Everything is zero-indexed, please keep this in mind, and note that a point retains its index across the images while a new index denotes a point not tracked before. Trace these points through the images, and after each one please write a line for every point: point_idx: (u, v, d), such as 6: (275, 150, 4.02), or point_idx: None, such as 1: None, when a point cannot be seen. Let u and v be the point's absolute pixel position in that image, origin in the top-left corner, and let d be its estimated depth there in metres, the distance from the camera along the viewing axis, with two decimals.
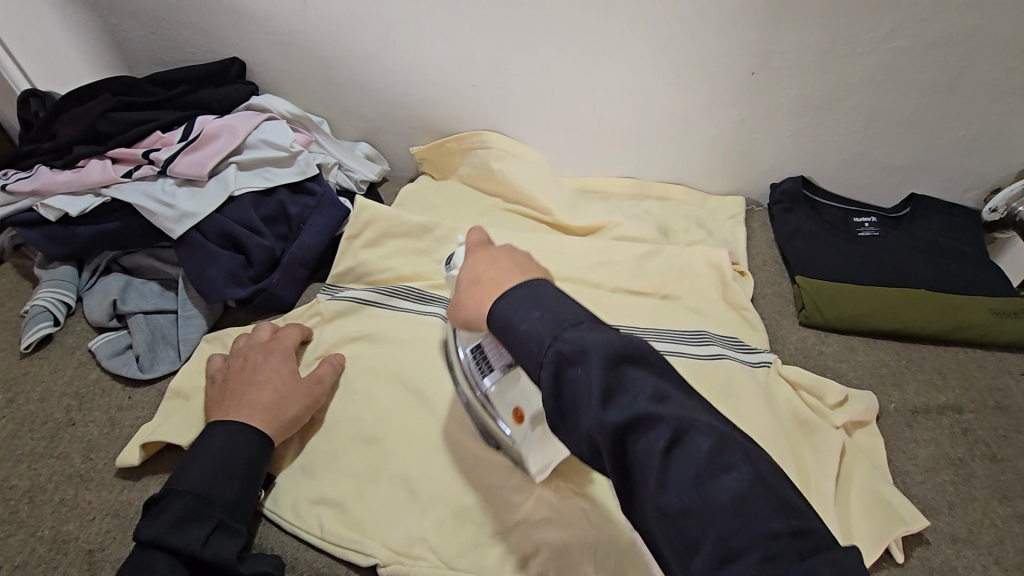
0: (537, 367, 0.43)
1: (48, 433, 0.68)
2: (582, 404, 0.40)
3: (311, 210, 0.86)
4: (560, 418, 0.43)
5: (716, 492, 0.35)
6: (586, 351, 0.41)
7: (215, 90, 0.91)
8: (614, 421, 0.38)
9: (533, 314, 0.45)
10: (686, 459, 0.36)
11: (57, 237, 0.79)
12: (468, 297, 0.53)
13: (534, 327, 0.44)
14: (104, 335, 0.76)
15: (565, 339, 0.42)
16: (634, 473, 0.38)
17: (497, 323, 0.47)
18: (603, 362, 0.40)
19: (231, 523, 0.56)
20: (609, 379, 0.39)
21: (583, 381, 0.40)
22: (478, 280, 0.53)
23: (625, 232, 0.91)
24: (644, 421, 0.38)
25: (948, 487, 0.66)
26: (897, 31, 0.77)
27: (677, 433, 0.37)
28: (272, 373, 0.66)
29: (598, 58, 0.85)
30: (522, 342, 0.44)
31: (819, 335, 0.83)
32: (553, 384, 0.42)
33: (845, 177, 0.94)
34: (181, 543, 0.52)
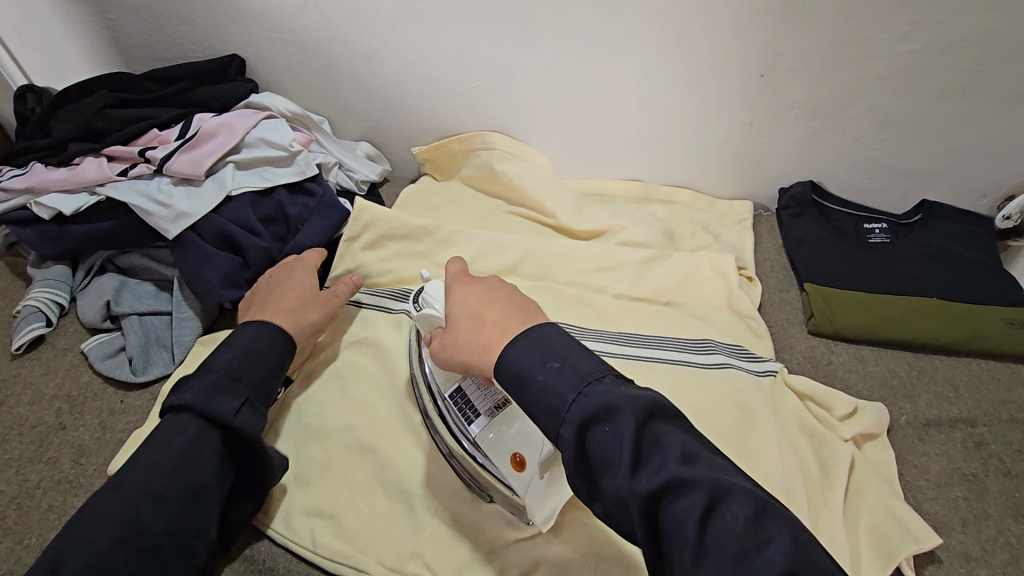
0: (559, 425, 0.42)
1: (37, 437, 0.67)
2: (609, 467, 0.40)
3: (310, 211, 0.84)
4: (585, 484, 0.42)
5: (760, 566, 0.34)
6: (615, 410, 0.41)
7: (214, 87, 0.89)
8: (647, 490, 0.38)
9: (548, 364, 0.44)
10: (723, 528, 0.36)
11: (51, 236, 0.77)
12: (468, 336, 0.51)
13: (554, 380, 0.44)
14: (97, 337, 0.75)
15: (588, 396, 0.42)
16: (668, 542, 0.37)
17: (508, 371, 0.46)
18: (633, 421, 0.40)
19: (257, 403, 0.57)
20: (639, 441, 0.40)
21: (611, 444, 0.40)
22: (479, 319, 0.51)
23: (629, 237, 0.89)
24: (677, 487, 0.38)
25: (961, 504, 0.64)
26: (911, 33, 0.75)
27: (713, 499, 0.37)
28: (289, 285, 0.71)
29: (603, 59, 0.83)
30: (539, 396, 0.44)
31: (828, 344, 0.81)
32: (577, 444, 0.42)
33: (855, 183, 0.92)
34: (213, 411, 0.53)
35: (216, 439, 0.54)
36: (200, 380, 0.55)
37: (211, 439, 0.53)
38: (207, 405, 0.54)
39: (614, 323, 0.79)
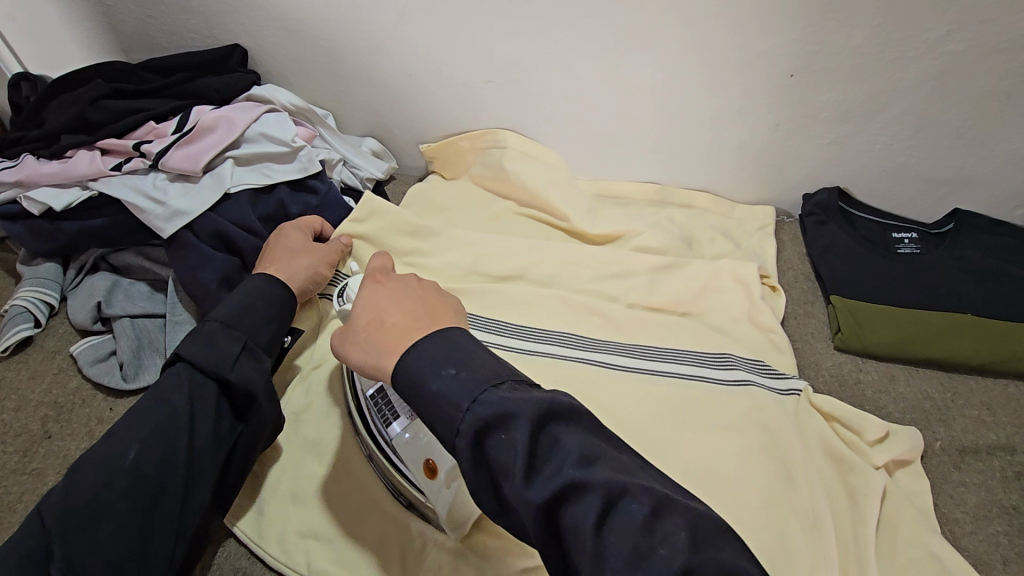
0: (453, 436, 0.40)
1: (22, 447, 0.63)
2: (507, 476, 0.39)
3: (313, 210, 0.81)
4: (493, 497, 0.40)
5: (656, 565, 0.35)
6: (510, 417, 0.39)
7: (213, 78, 0.85)
8: (545, 499, 0.37)
9: (443, 374, 0.42)
10: (621, 527, 0.36)
11: (40, 232, 0.74)
12: (366, 340, 0.49)
13: (449, 390, 0.41)
14: (87, 339, 0.71)
15: (483, 404, 0.40)
16: (570, 548, 0.37)
17: (407, 382, 0.43)
18: (529, 428, 0.38)
19: (257, 353, 0.58)
20: (535, 449, 0.38)
21: (507, 453, 0.38)
22: (380, 322, 0.49)
23: (647, 242, 0.85)
24: (571, 490, 0.37)
25: (1001, 540, 0.61)
26: (955, 33, 0.70)
27: (609, 500, 0.37)
28: (285, 239, 0.72)
29: (624, 57, 0.79)
30: (435, 405, 0.41)
31: (856, 361, 0.77)
32: (474, 455, 0.39)
33: (885, 190, 0.87)
34: (205, 359, 0.54)
35: (216, 390, 0.54)
36: (199, 333, 0.56)
37: (210, 389, 0.54)
38: (204, 358, 0.54)
39: (627, 333, 0.74)
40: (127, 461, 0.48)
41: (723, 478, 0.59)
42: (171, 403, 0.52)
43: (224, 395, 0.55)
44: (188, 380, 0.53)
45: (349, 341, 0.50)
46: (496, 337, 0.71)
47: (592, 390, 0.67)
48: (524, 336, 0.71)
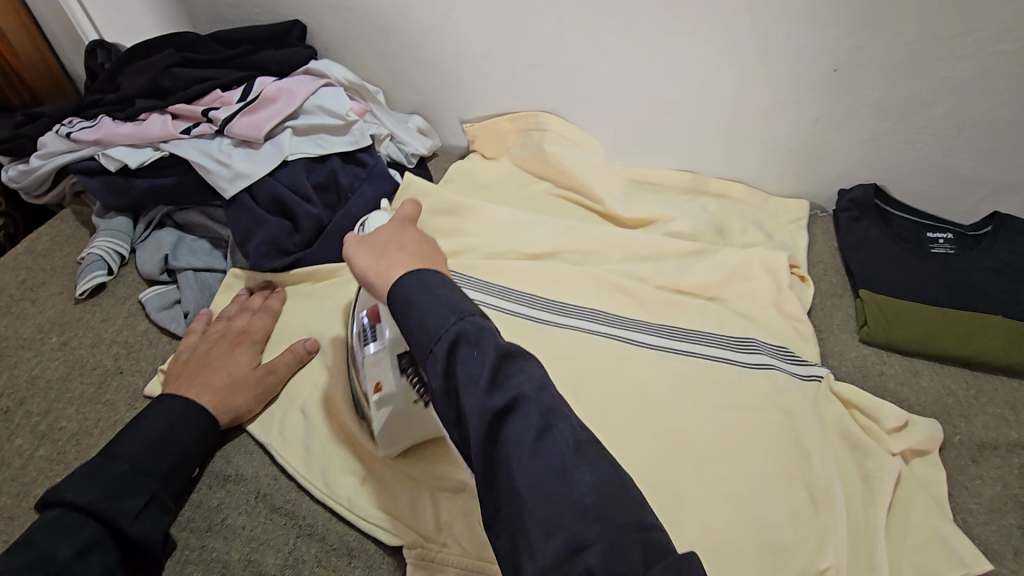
0: (433, 341, 0.43)
1: (96, 378, 0.70)
2: (466, 387, 0.42)
3: (361, 181, 0.85)
4: (446, 407, 0.43)
5: (577, 483, 0.39)
6: (486, 339, 0.43)
7: (274, 52, 0.90)
8: (495, 407, 0.41)
9: (433, 295, 0.45)
10: (552, 448, 0.40)
11: (116, 187, 0.81)
12: (377, 253, 0.51)
13: (436, 307, 0.45)
14: (155, 288, 0.77)
15: (469, 321, 0.44)
16: (501, 461, 0.40)
17: (400, 296, 0.46)
18: (497, 349, 0.43)
19: (164, 498, 0.55)
20: (498, 369, 0.42)
21: (472, 366, 0.42)
22: (396, 245, 0.51)
23: (678, 228, 0.87)
24: (520, 407, 0.41)
25: (1013, 532, 0.62)
26: (1006, 33, 0.70)
27: (547, 423, 0.41)
28: (228, 360, 0.66)
29: (670, 48, 0.81)
30: (422, 316, 0.45)
31: (879, 355, 0.78)
32: (445, 362, 0.43)
33: (923, 190, 0.87)
34: (100, 504, 0.50)
35: (111, 544, 0.50)
36: (100, 468, 0.53)
37: (106, 543, 0.50)
38: (107, 504, 0.50)
39: (655, 313, 0.76)
40: None
41: (746, 453, 0.62)
42: (57, 557, 0.46)
43: (118, 543, 0.51)
44: (79, 528, 0.48)
45: (358, 243, 0.52)
46: (529, 310, 0.74)
47: (620, 362, 0.69)
48: (556, 310, 0.74)
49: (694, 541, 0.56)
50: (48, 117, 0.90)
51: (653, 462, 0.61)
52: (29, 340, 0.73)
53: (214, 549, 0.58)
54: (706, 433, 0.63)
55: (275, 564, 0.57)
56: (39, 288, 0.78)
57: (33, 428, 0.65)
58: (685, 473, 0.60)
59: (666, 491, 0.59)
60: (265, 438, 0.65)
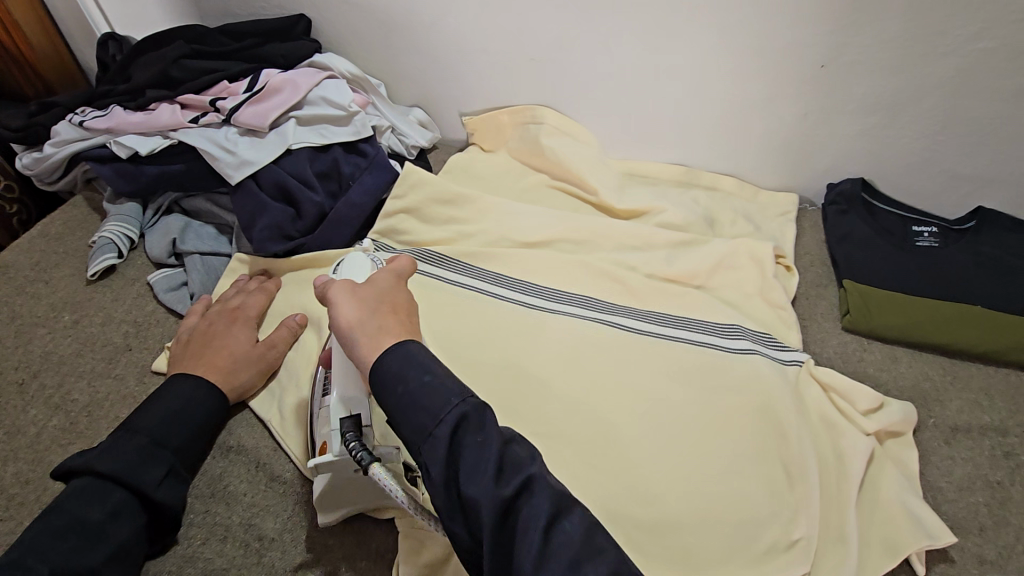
0: (435, 424, 0.45)
1: (107, 355, 0.73)
2: (472, 478, 0.44)
3: (362, 170, 0.87)
4: (446, 497, 0.44)
5: (589, 571, 0.42)
6: (489, 428, 0.46)
7: (280, 45, 0.93)
8: (507, 495, 0.43)
9: (423, 376, 0.47)
10: (560, 538, 0.43)
11: (126, 174, 0.84)
12: (371, 310, 0.52)
13: (430, 390, 0.47)
14: (162, 270, 0.81)
15: (471, 404, 0.47)
16: (511, 554, 0.42)
17: (387, 372, 0.48)
18: (501, 435, 0.46)
19: (181, 470, 0.58)
20: (503, 459, 0.45)
21: (478, 455, 0.45)
22: (391, 307, 0.53)
23: (669, 220, 0.90)
24: (528, 491, 0.44)
25: (981, 510, 0.64)
26: (986, 31, 0.73)
27: (555, 513, 0.44)
28: (229, 338, 0.69)
29: (660, 43, 0.84)
30: (421, 398, 0.46)
31: (861, 342, 0.81)
32: (449, 452, 0.45)
33: (908, 184, 0.90)
34: (123, 474, 0.53)
35: (138, 509, 0.54)
36: (119, 443, 0.56)
37: (132, 508, 0.53)
38: (129, 473, 0.54)
39: (643, 300, 0.79)
40: None
41: (725, 431, 0.64)
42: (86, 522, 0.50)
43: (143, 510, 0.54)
44: (107, 497, 0.52)
45: (352, 296, 0.53)
46: (521, 296, 0.77)
47: (608, 344, 0.72)
48: (547, 296, 0.77)
49: (669, 511, 0.59)
50: (62, 107, 0.93)
51: (635, 439, 0.64)
52: (43, 318, 0.76)
53: (217, 514, 0.61)
54: (687, 412, 0.66)
55: (274, 529, 0.61)
56: (52, 270, 0.81)
57: (47, 400, 0.68)
58: (665, 447, 0.63)
59: (647, 465, 0.62)
60: (266, 413, 0.68)
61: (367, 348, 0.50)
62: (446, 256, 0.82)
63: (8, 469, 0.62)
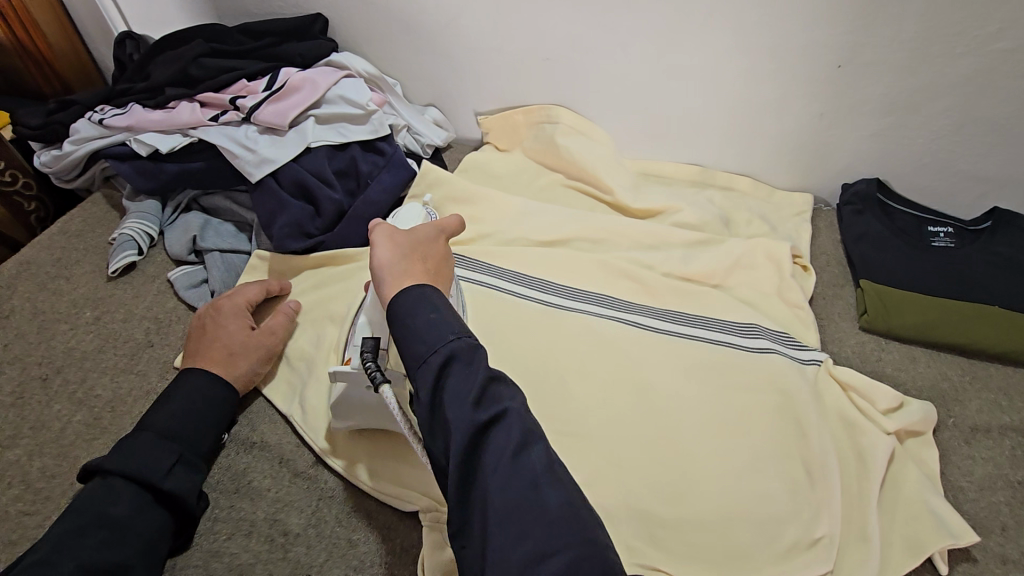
0: (430, 352, 0.47)
1: (129, 351, 0.73)
2: (453, 402, 0.45)
3: (380, 169, 0.88)
4: (428, 420, 0.46)
5: (547, 497, 0.43)
6: (478, 361, 0.47)
7: (297, 44, 0.93)
8: (481, 420, 0.44)
9: (429, 313, 0.50)
10: (527, 470, 0.43)
11: (147, 172, 0.85)
12: (402, 253, 0.55)
13: (432, 323, 0.49)
14: (182, 267, 0.81)
15: (463, 339, 0.48)
16: (476, 472, 0.44)
17: (401, 309, 0.50)
18: (489, 371, 0.47)
19: (193, 459, 0.59)
20: (485, 389, 0.46)
21: (463, 382, 0.46)
22: (422, 254, 0.56)
23: (684, 219, 0.90)
24: (503, 422, 0.45)
25: (1002, 509, 0.64)
26: (1003, 31, 0.73)
27: (525, 442, 0.45)
28: (220, 330, 0.67)
29: (677, 43, 0.84)
30: (423, 331, 0.49)
31: (878, 342, 0.81)
32: (436, 375, 0.47)
33: (925, 184, 0.90)
34: (139, 469, 0.54)
35: (155, 504, 0.54)
36: (138, 440, 0.56)
37: (150, 502, 0.54)
38: (141, 467, 0.54)
39: (661, 299, 0.79)
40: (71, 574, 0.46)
41: (747, 429, 0.65)
42: (106, 516, 0.51)
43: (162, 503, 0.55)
44: (122, 492, 0.53)
45: (392, 235, 0.56)
46: (538, 294, 0.77)
47: (628, 343, 0.72)
48: (566, 295, 0.77)
49: (692, 510, 0.59)
50: (80, 105, 0.94)
51: (657, 436, 0.64)
52: (64, 314, 0.76)
53: (242, 509, 0.61)
54: (707, 411, 0.66)
55: (299, 525, 0.61)
56: (73, 267, 0.82)
57: (70, 396, 0.69)
58: (686, 446, 0.63)
59: (669, 461, 0.62)
60: (287, 410, 0.68)
61: (389, 284, 0.53)
62: (464, 255, 0.82)
63: (33, 464, 0.63)
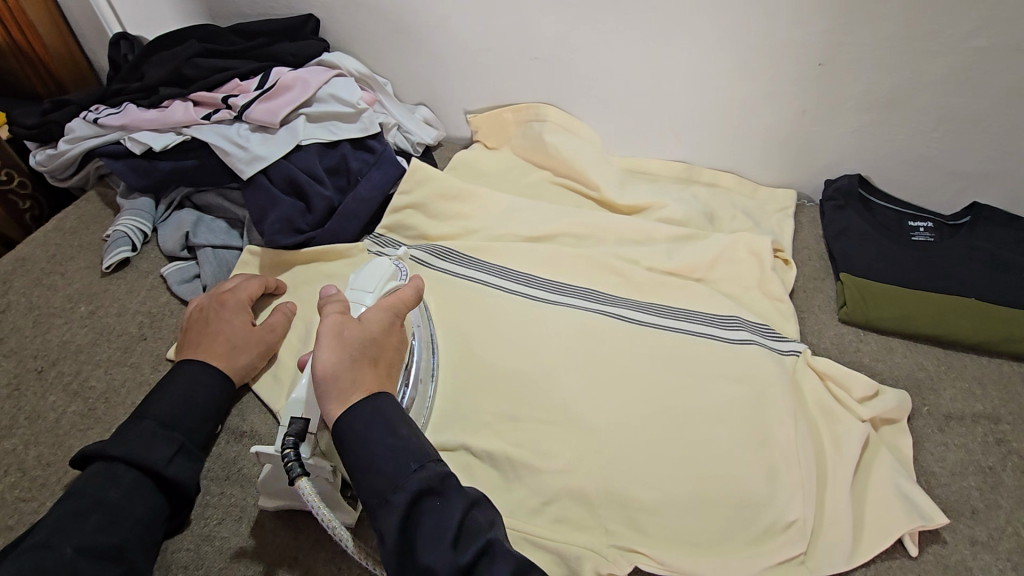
0: (393, 490, 0.49)
1: (123, 344, 0.75)
2: (429, 545, 0.48)
3: (370, 166, 0.89)
4: (398, 560, 0.48)
5: None
6: (448, 494, 0.50)
7: (289, 44, 0.95)
8: (464, 562, 0.47)
9: (387, 437, 0.52)
10: None
11: (140, 169, 0.86)
12: (350, 357, 0.55)
13: (392, 453, 0.51)
14: (176, 263, 0.83)
15: (430, 470, 0.50)
16: None
17: (352, 432, 0.52)
18: (463, 501, 0.50)
19: (192, 448, 0.60)
20: (460, 526, 0.49)
21: (438, 521, 0.49)
22: (370, 357, 0.56)
23: (670, 215, 0.92)
24: (485, 556, 0.48)
25: (973, 493, 0.66)
26: (980, 29, 0.75)
27: (511, 571, 0.48)
28: (222, 325, 0.69)
29: (663, 40, 0.86)
30: (383, 464, 0.50)
31: (857, 333, 0.83)
32: (404, 516, 0.49)
33: (905, 180, 0.91)
34: (139, 455, 0.55)
35: (153, 488, 0.56)
36: (133, 429, 0.57)
37: (146, 487, 0.55)
38: (141, 453, 0.55)
39: (645, 292, 0.81)
40: (69, 556, 0.48)
41: (726, 417, 0.66)
42: (104, 501, 0.52)
43: (160, 489, 0.56)
44: (122, 478, 0.54)
45: (338, 342, 0.55)
46: (524, 288, 0.78)
47: (610, 335, 0.74)
48: (550, 289, 0.79)
49: (670, 494, 0.61)
50: (75, 105, 0.95)
51: (639, 423, 0.66)
52: (60, 309, 0.78)
53: (232, 496, 0.63)
54: (686, 401, 0.68)
55: (285, 509, 0.62)
56: (68, 263, 0.83)
57: (65, 387, 0.70)
58: (661, 432, 0.65)
59: (649, 446, 0.64)
60: (276, 401, 0.69)
61: (337, 399, 0.53)
62: (453, 250, 0.84)
63: (28, 453, 0.64)
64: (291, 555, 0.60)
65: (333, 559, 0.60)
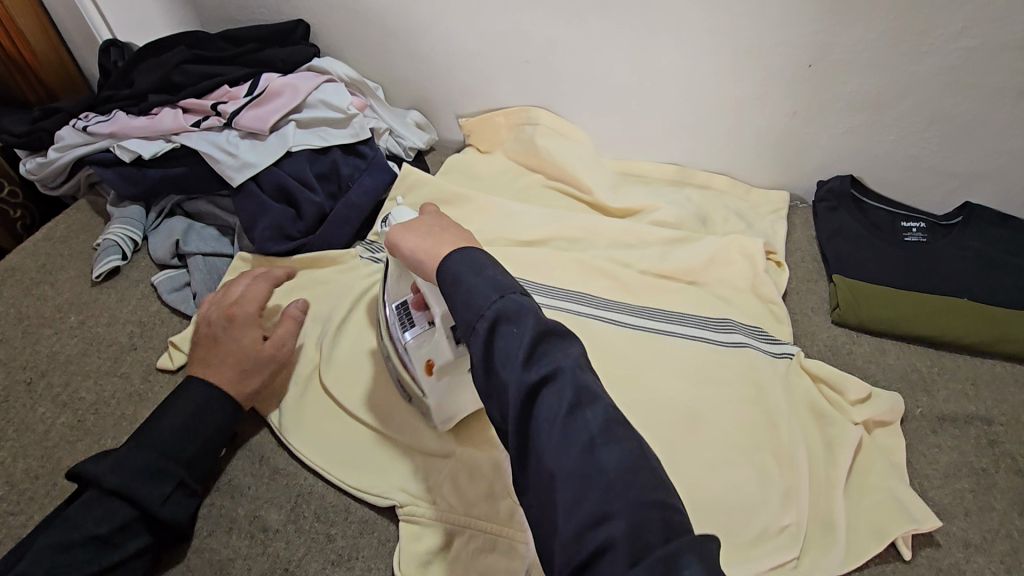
0: (476, 317, 0.45)
1: (113, 354, 0.74)
2: (505, 363, 0.43)
3: (361, 171, 0.89)
4: (486, 379, 0.45)
5: (604, 459, 0.39)
6: (522, 317, 0.44)
7: (280, 49, 0.94)
8: (531, 380, 0.42)
9: (478, 272, 0.47)
10: (582, 425, 0.40)
11: (130, 178, 0.86)
12: (424, 235, 0.56)
13: (480, 285, 0.46)
14: (166, 271, 0.82)
15: (507, 299, 0.45)
16: (533, 434, 0.41)
17: (452, 277, 0.49)
18: (536, 325, 0.44)
19: (191, 484, 0.59)
20: (533, 343, 0.43)
21: (511, 342, 0.43)
22: (442, 228, 0.57)
23: (662, 217, 0.91)
24: (554, 380, 0.42)
25: (966, 495, 0.66)
26: (969, 29, 0.75)
27: (578, 399, 0.41)
28: (230, 343, 0.66)
29: (652, 42, 0.85)
30: (466, 298, 0.47)
31: (850, 335, 0.83)
32: (485, 339, 0.44)
33: (897, 180, 0.91)
34: (133, 488, 0.55)
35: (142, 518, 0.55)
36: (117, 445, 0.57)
37: (137, 521, 0.55)
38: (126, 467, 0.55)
39: (637, 296, 0.81)
40: None
41: (718, 422, 0.66)
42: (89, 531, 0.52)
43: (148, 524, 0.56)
44: (115, 511, 0.54)
45: (409, 231, 0.58)
46: None
47: (602, 341, 0.74)
48: (543, 294, 0.78)
49: None
50: (64, 112, 0.94)
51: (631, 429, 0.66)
52: (49, 319, 0.77)
53: (223, 507, 0.63)
54: (679, 407, 0.67)
55: (278, 518, 0.62)
56: (57, 273, 0.83)
57: (54, 399, 0.70)
58: (654, 436, 0.65)
59: None
60: (267, 409, 0.69)
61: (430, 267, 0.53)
62: None
63: (17, 466, 0.64)
64: (282, 565, 0.59)
65: (325, 568, 0.60)
